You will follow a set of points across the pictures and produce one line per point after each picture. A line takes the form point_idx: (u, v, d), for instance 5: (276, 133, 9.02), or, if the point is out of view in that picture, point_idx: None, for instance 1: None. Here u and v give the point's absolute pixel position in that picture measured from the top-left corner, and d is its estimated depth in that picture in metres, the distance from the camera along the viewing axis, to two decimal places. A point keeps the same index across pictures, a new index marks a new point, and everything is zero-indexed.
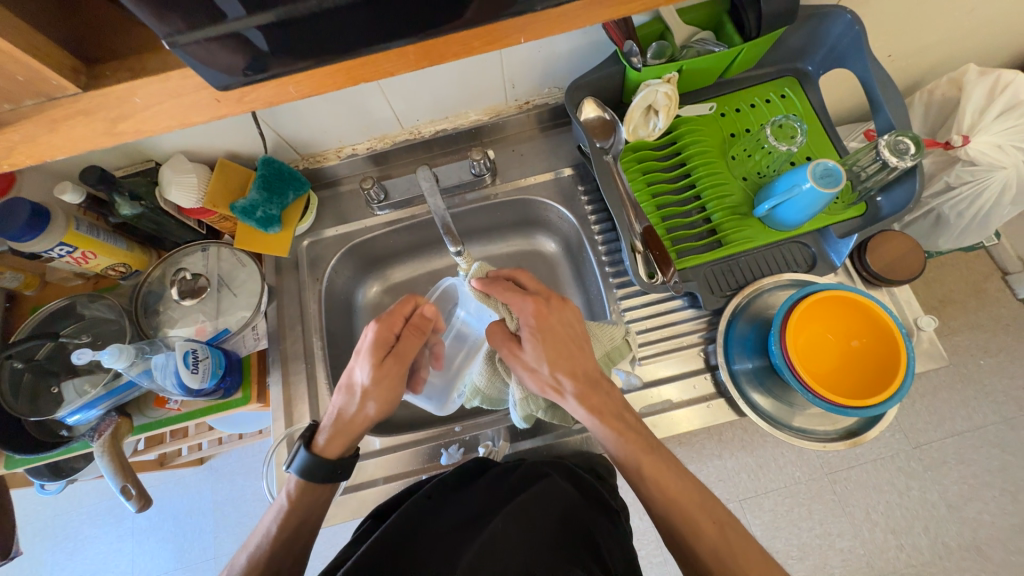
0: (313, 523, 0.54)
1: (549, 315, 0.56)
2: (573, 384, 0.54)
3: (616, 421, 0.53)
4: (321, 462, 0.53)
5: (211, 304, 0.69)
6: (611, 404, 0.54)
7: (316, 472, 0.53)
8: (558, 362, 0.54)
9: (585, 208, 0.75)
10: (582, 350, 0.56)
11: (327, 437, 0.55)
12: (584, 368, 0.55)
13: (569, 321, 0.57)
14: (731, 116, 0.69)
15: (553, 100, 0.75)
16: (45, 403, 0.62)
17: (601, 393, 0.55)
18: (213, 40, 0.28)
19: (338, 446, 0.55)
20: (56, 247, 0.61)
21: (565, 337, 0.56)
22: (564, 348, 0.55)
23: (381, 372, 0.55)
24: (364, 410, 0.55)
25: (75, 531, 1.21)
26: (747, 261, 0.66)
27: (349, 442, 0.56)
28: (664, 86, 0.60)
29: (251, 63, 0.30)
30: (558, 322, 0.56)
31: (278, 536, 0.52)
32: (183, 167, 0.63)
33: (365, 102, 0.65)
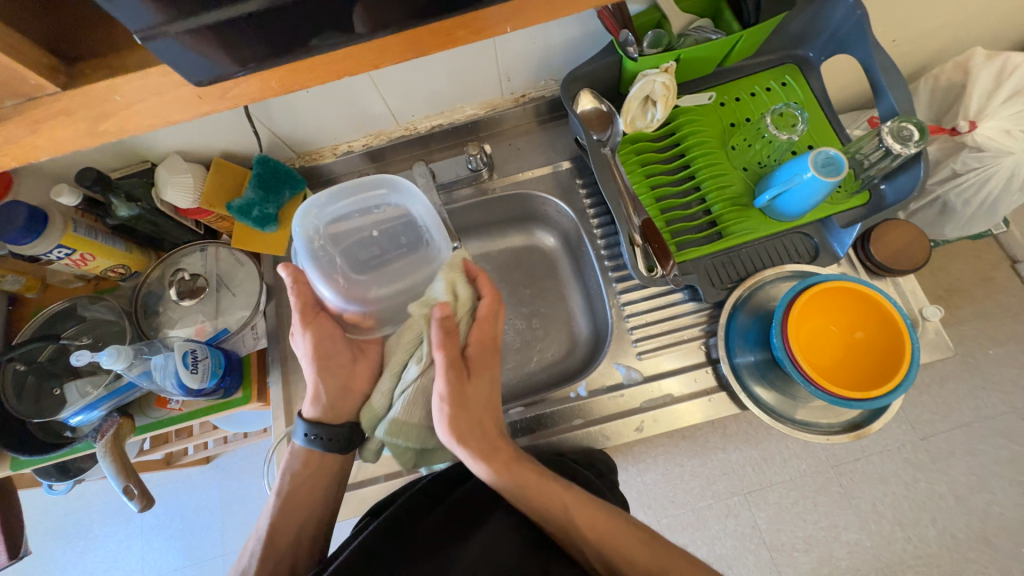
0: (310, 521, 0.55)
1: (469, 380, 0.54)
2: (479, 437, 0.52)
3: (502, 468, 0.51)
4: (320, 424, 0.56)
5: (210, 304, 0.69)
6: (508, 452, 0.52)
7: (331, 436, 0.56)
8: (464, 422, 0.51)
9: (583, 201, 0.74)
10: (490, 415, 0.55)
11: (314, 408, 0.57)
12: (485, 422, 0.53)
13: (487, 388, 0.56)
14: (731, 105, 0.68)
15: (549, 92, 0.74)
16: (48, 404, 0.63)
17: (496, 445, 0.52)
18: (188, 34, 0.27)
19: (327, 416, 0.57)
20: (54, 250, 0.61)
21: (482, 400, 0.54)
22: (468, 409, 0.52)
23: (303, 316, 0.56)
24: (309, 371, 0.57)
25: (86, 530, 1.22)
26: (748, 253, 0.65)
27: (334, 402, 0.57)
28: (663, 75, 0.59)
29: (230, 57, 0.30)
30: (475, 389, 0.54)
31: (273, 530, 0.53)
32: (178, 168, 0.63)
33: (359, 97, 0.65)
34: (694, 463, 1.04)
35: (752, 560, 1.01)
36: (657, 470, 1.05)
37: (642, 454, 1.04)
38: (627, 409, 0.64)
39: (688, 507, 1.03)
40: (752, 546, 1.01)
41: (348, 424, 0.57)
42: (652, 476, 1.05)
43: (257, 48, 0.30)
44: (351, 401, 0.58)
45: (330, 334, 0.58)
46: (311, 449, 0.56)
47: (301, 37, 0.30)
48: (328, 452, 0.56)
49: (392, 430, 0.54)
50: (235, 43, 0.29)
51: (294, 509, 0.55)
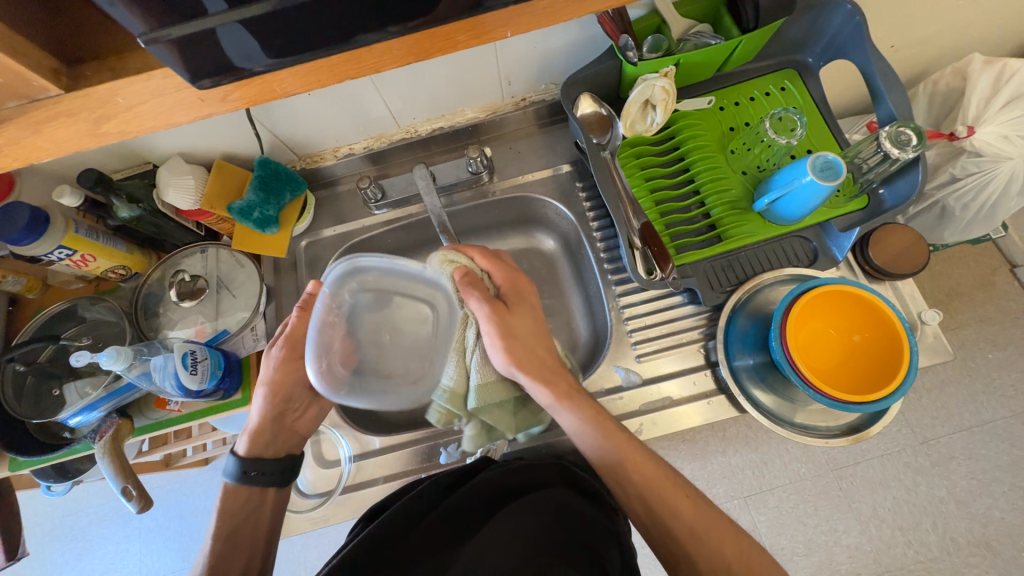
0: None
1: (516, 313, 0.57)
2: (534, 369, 0.55)
3: (585, 406, 0.54)
4: (247, 461, 0.56)
5: (210, 305, 0.70)
6: (575, 390, 0.56)
7: (249, 471, 0.55)
8: (525, 364, 0.54)
9: (584, 204, 0.75)
10: (544, 345, 0.58)
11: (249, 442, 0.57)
12: (536, 356, 0.56)
13: (532, 317, 0.59)
14: (730, 109, 0.68)
15: (550, 96, 0.75)
16: (47, 404, 0.63)
17: (564, 381, 0.56)
18: (189, 38, 0.28)
19: (257, 451, 0.56)
20: (55, 250, 0.61)
21: (527, 330, 0.57)
22: (524, 348, 0.55)
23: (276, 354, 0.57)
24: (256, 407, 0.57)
25: (84, 531, 1.22)
26: (747, 256, 0.65)
27: (270, 441, 0.57)
28: (661, 80, 0.60)
29: (230, 62, 0.30)
30: (523, 319, 0.57)
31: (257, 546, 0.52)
32: (180, 169, 0.64)
33: (361, 100, 0.65)
34: (694, 466, 1.04)
35: None
36: None
37: None
38: (626, 412, 0.64)
39: None
40: None
41: (278, 469, 0.57)
42: None
43: (255, 51, 0.30)
44: (281, 445, 0.58)
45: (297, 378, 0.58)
46: (242, 484, 0.55)
47: (301, 40, 0.30)
48: (264, 488, 0.56)
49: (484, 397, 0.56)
50: (238, 46, 0.29)
51: (246, 531, 0.54)
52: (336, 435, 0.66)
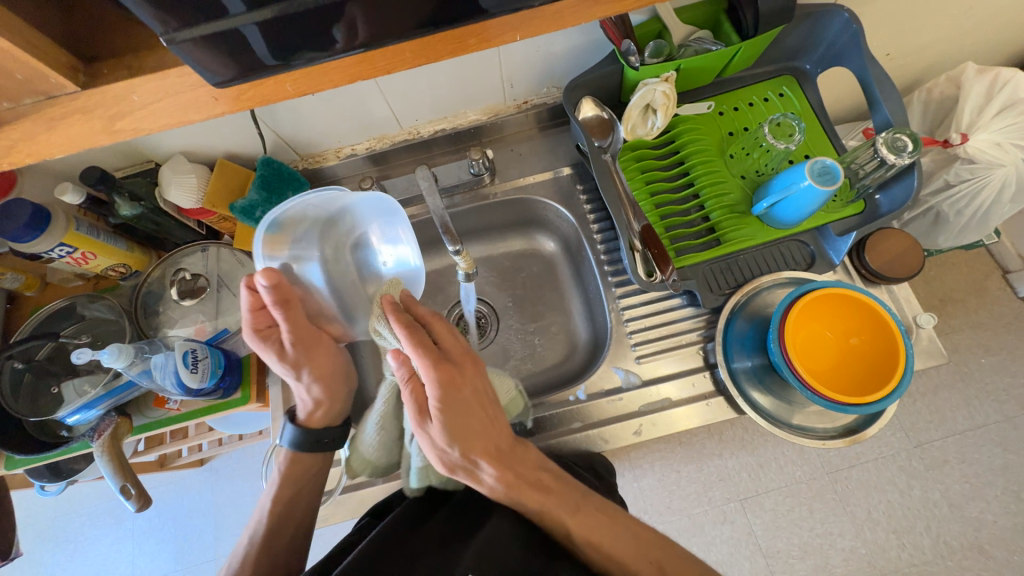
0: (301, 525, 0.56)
1: (461, 385, 0.48)
2: (487, 461, 0.48)
3: (538, 493, 0.49)
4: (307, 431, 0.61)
5: (211, 304, 0.70)
6: (529, 467, 0.50)
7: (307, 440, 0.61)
8: (472, 443, 0.48)
9: (584, 207, 0.75)
10: (495, 418, 0.51)
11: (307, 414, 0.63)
12: (492, 438, 0.49)
13: (480, 387, 0.51)
14: (729, 114, 0.69)
15: (551, 99, 0.75)
16: (45, 403, 0.63)
17: (517, 459, 0.50)
18: (206, 38, 0.28)
19: (314, 421, 0.63)
20: (56, 248, 0.61)
21: (474, 408, 0.49)
22: (474, 424, 0.48)
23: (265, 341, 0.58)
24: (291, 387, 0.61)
25: (76, 533, 1.21)
26: (746, 260, 0.66)
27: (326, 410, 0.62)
28: (662, 84, 0.60)
29: (244, 61, 0.31)
30: (470, 392, 0.49)
31: None
32: (182, 168, 0.64)
33: (364, 100, 0.65)
34: (690, 468, 1.04)
35: (748, 567, 1.01)
36: (653, 475, 1.05)
37: (638, 459, 1.05)
38: (626, 413, 0.65)
39: (683, 514, 1.03)
40: (748, 553, 1.01)
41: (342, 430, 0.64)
42: (648, 482, 1.05)
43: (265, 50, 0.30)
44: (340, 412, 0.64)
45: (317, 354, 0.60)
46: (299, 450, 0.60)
47: (314, 41, 0.31)
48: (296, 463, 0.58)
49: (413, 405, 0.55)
50: (255, 46, 0.30)
51: None
52: (336, 435, 0.66)
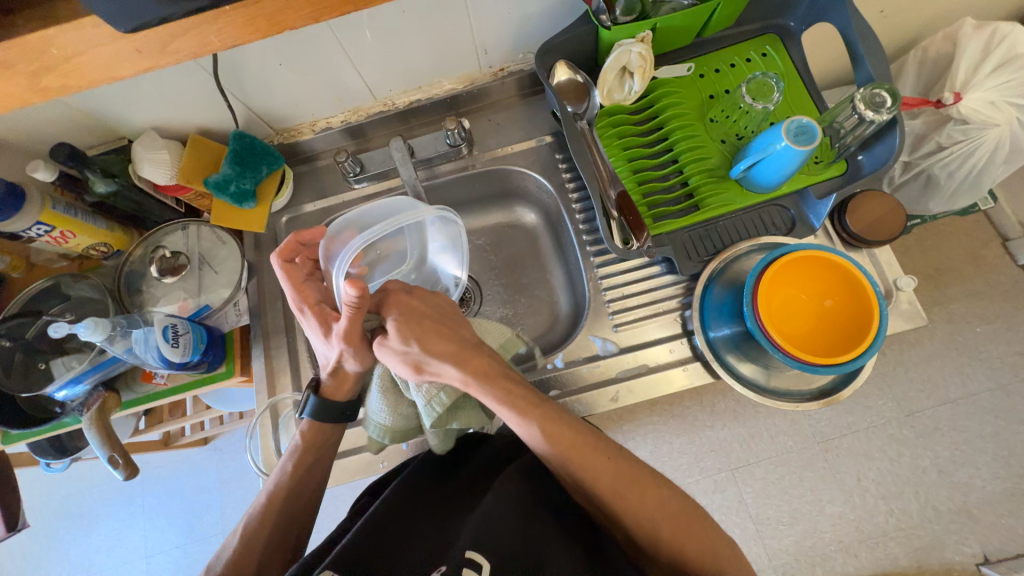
0: (313, 491, 0.58)
1: (412, 299, 0.55)
2: (455, 360, 0.51)
3: (503, 388, 0.51)
4: (331, 404, 0.58)
5: (193, 281, 0.70)
6: (492, 369, 0.52)
7: (330, 410, 0.58)
8: (429, 337, 0.52)
9: (563, 175, 0.74)
10: (465, 330, 0.55)
11: (334, 384, 0.59)
12: (464, 341, 0.53)
13: (444, 304, 0.56)
14: (711, 76, 0.67)
15: (529, 66, 0.74)
16: (35, 378, 0.64)
17: (478, 364, 0.52)
18: None
19: (342, 393, 0.60)
20: (33, 226, 0.62)
21: (444, 316, 0.55)
22: (435, 327, 0.53)
23: (350, 346, 0.52)
24: (350, 368, 0.57)
25: (88, 509, 1.26)
26: (725, 225, 0.65)
27: (353, 386, 0.60)
28: (637, 45, 0.60)
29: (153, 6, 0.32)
30: (434, 305, 0.55)
31: (281, 502, 0.56)
32: (154, 143, 0.64)
33: (333, 69, 0.64)
34: (682, 440, 1.06)
35: (738, 534, 1.03)
36: (645, 448, 1.06)
37: (630, 432, 1.06)
38: (604, 379, 0.65)
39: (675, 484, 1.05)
40: (739, 520, 1.03)
41: (357, 404, 0.61)
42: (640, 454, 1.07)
43: None
44: (360, 386, 0.61)
45: (361, 346, 0.53)
46: (320, 420, 0.58)
47: None
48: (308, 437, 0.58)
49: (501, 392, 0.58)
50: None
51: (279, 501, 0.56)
52: None
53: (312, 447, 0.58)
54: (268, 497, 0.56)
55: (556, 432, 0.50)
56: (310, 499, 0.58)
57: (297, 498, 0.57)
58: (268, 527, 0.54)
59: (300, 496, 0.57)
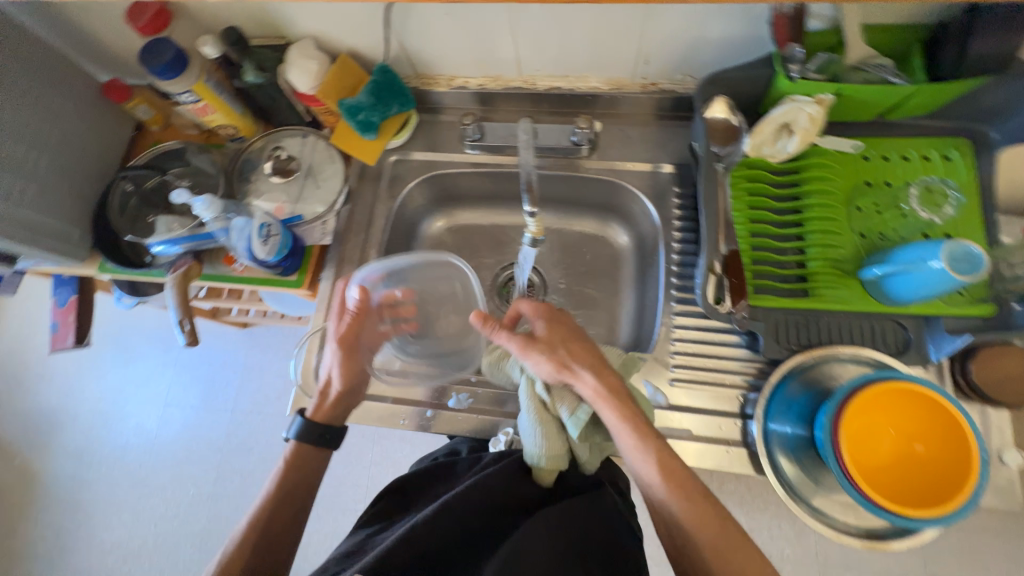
0: (303, 494, 0.61)
1: (558, 318, 0.62)
2: (588, 370, 0.57)
3: (624, 408, 0.55)
4: (313, 423, 0.62)
5: (294, 188, 0.73)
6: (621, 394, 0.56)
7: (311, 435, 0.62)
8: (569, 357, 0.58)
9: (673, 210, 0.71)
10: (602, 356, 0.59)
11: (324, 406, 0.63)
12: (606, 369, 0.57)
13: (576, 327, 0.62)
14: (875, 163, 0.61)
15: (682, 89, 0.70)
16: (140, 226, 0.72)
17: (607, 380, 0.56)
18: None
19: (333, 415, 0.63)
20: (184, 93, 0.67)
21: (575, 332, 0.60)
22: (579, 342, 0.59)
23: (341, 351, 0.64)
24: (334, 386, 0.63)
25: (134, 345, 1.43)
26: (829, 322, 0.59)
27: (343, 410, 0.64)
28: (812, 106, 0.55)
29: None
30: (567, 325, 0.61)
31: (273, 503, 0.59)
32: (308, 53, 0.66)
33: (493, 33, 0.64)
34: None
35: None
36: None
37: None
38: None
39: None
40: None
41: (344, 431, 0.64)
42: None
43: None
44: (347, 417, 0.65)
45: (353, 351, 0.64)
46: (318, 444, 0.62)
47: None
48: (303, 454, 0.62)
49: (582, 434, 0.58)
50: None
51: (273, 511, 0.59)
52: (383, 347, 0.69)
53: (296, 466, 0.61)
54: (258, 508, 0.59)
55: (669, 473, 0.52)
56: (300, 503, 0.61)
57: (285, 511, 0.59)
58: (258, 532, 0.57)
59: (288, 503, 0.60)
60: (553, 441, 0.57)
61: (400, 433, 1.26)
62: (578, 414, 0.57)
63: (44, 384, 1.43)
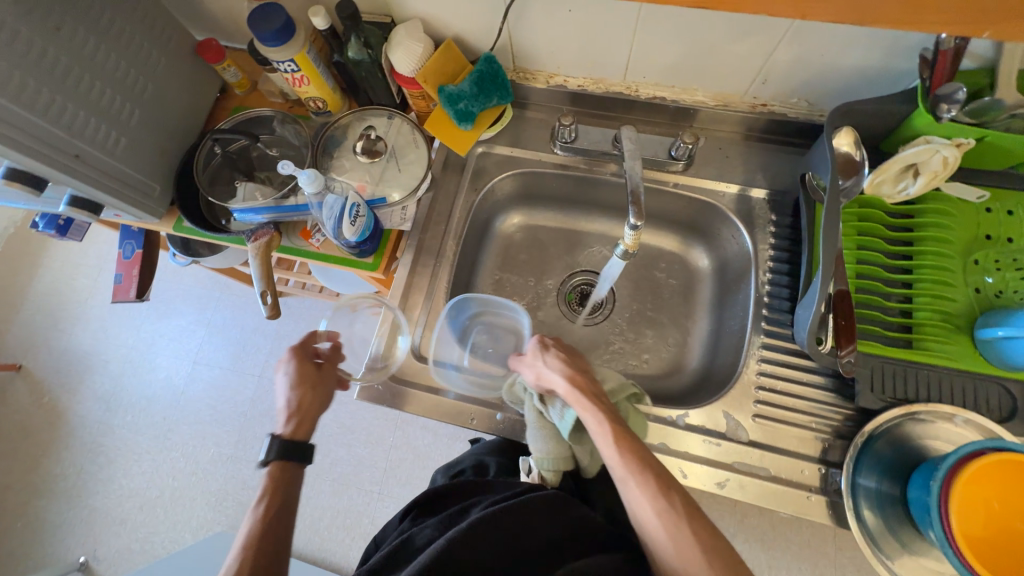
0: (284, 525, 0.54)
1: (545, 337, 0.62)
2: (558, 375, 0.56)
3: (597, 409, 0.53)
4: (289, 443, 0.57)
5: (378, 169, 0.71)
6: (594, 398, 0.55)
7: (290, 451, 0.57)
8: (550, 365, 0.58)
9: (767, 238, 0.68)
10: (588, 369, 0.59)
11: (294, 424, 0.59)
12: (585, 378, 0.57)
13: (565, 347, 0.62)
14: (999, 216, 0.57)
15: (792, 113, 0.67)
16: (221, 189, 0.71)
17: (583, 387, 0.55)
18: None
19: (303, 431, 0.59)
20: (286, 62, 0.65)
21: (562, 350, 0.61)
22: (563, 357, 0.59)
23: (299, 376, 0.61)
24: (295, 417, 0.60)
25: (171, 301, 1.44)
26: (927, 376, 0.55)
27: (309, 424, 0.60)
28: (950, 150, 0.52)
29: None
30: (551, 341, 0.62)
31: (251, 549, 0.51)
32: (415, 34, 0.64)
33: (613, 35, 0.62)
34: None
35: None
36: None
37: None
38: (717, 460, 0.60)
39: None
40: None
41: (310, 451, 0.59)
42: None
43: None
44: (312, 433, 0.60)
45: (309, 373, 0.62)
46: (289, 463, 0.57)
47: None
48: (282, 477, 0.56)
49: (574, 437, 0.57)
50: None
51: (257, 551, 0.51)
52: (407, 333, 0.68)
53: (274, 495, 0.55)
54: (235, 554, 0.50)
55: (636, 471, 0.50)
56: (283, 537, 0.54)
57: (269, 536, 0.52)
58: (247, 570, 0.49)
59: (270, 536, 0.52)
60: (553, 446, 0.58)
61: (424, 422, 1.25)
62: (566, 418, 0.56)
63: (80, 328, 1.45)
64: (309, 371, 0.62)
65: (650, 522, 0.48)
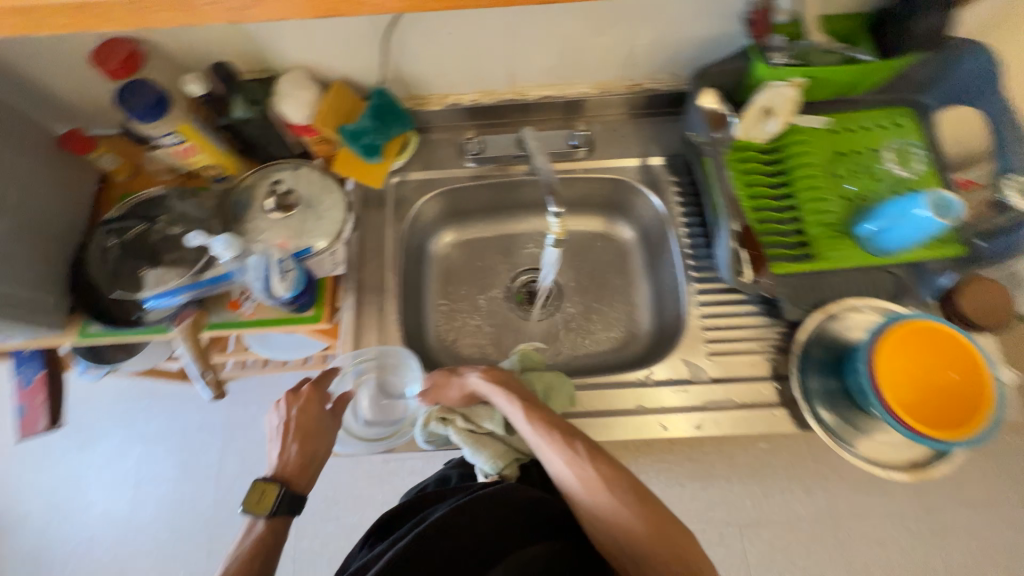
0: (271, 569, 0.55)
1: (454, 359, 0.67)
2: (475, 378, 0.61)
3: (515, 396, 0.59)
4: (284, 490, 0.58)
5: (295, 222, 0.69)
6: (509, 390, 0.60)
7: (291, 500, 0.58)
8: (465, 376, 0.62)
9: (674, 198, 0.75)
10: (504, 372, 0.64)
11: (289, 473, 0.60)
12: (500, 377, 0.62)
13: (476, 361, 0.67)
14: (845, 134, 0.68)
15: (664, 86, 0.75)
16: (127, 280, 0.65)
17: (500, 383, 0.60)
18: None
19: (303, 481, 0.61)
20: (167, 136, 0.63)
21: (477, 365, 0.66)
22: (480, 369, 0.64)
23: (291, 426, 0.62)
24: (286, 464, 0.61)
25: (89, 425, 1.27)
26: (834, 280, 0.63)
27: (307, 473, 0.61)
28: (787, 89, 0.61)
29: None
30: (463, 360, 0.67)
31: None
32: (301, 82, 0.65)
33: (490, 47, 0.66)
34: None
35: None
36: None
37: None
38: (689, 405, 0.64)
39: None
40: None
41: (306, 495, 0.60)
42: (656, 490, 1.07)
43: None
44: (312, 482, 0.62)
45: (308, 424, 0.63)
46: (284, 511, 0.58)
47: None
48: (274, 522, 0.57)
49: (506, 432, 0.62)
50: None
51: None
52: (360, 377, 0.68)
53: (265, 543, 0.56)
54: None
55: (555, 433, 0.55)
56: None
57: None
58: None
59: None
60: (492, 448, 0.61)
61: None
62: (496, 418, 0.61)
63: None
64: (313, 423, 0.63)
65: (571, 480, 0.53)
